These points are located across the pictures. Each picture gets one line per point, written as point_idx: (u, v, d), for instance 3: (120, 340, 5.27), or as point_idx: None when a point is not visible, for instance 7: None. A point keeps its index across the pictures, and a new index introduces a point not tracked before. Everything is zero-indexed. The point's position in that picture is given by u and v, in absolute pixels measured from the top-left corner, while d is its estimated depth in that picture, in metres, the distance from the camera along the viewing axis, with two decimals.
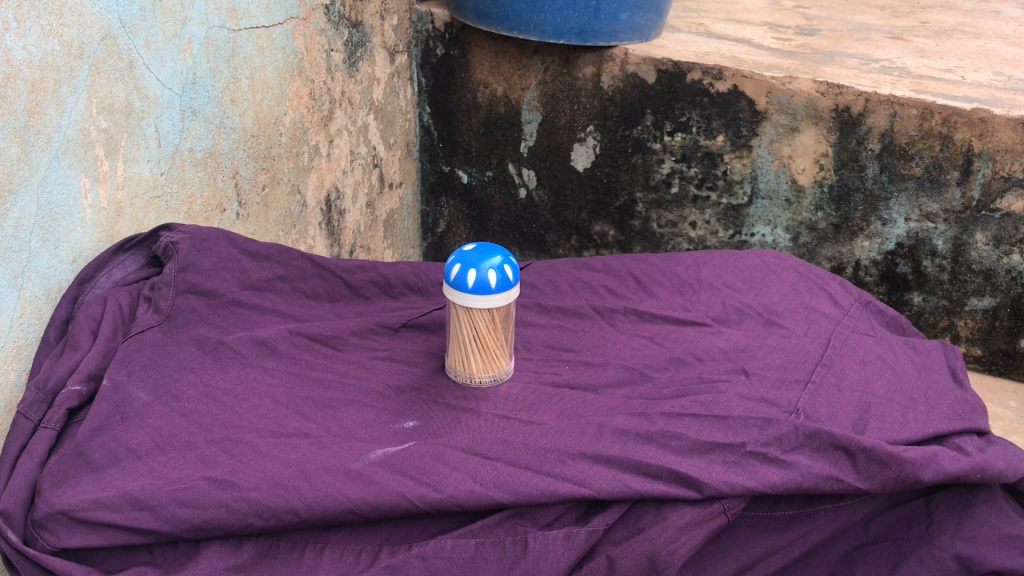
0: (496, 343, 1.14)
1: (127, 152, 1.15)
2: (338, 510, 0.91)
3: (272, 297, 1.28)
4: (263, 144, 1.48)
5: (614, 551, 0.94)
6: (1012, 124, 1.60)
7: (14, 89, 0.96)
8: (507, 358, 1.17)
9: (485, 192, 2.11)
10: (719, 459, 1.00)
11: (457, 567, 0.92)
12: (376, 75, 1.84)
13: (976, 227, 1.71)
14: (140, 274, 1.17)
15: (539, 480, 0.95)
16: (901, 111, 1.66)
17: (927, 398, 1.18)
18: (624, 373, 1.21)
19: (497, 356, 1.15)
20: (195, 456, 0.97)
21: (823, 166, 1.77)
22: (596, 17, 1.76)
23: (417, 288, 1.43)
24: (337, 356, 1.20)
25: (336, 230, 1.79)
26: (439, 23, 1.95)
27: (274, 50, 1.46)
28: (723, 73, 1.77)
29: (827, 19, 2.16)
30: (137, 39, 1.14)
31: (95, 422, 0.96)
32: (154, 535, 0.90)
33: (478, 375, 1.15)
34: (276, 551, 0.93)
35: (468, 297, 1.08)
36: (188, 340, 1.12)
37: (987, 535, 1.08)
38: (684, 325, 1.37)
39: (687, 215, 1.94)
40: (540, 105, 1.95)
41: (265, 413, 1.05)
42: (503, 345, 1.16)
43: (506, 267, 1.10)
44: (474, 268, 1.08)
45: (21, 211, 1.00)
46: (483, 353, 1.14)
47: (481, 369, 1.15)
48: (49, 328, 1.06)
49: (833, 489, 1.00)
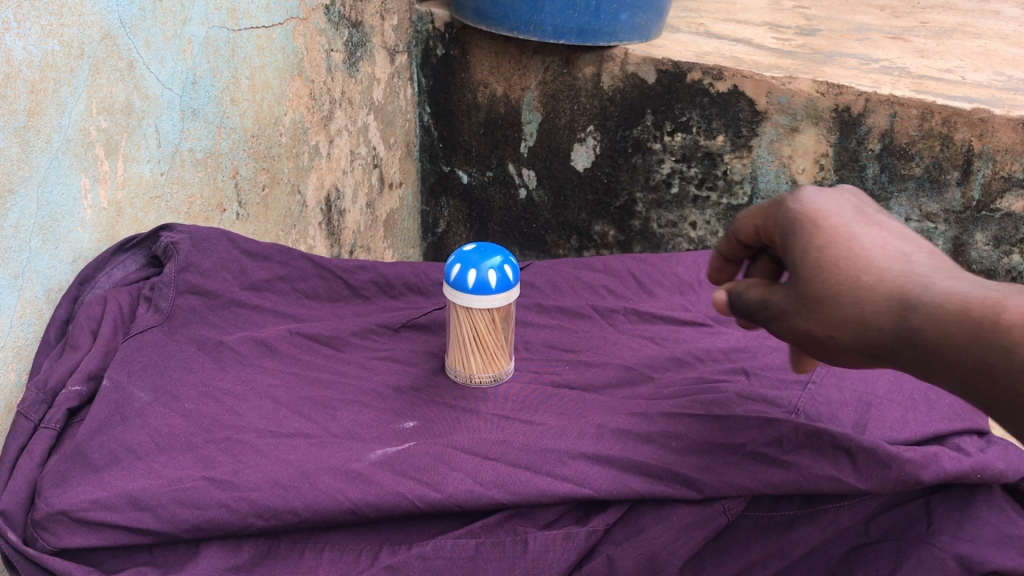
0: (495, 343, 1.14)
1: (127, 152, 1.15)
2: (338, 511, 0.91)
3: (272, 297, 1.28)
4: (263, 144, 1.48)
5: (615, 551, 0.94)
6: (1012, 124, 1.59)
7: (14, 89, 0.96)
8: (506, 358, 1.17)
9: (485, 192, 2.11)
10: (719, 459, 0.99)
11: (457, 567, 0.91)
12: (376, 75, 1.84)
13: (976, 227, 1.71)
14: (140, 274, 1.17)
15: (539, 480, 0.95)
16: (902, 111, 1.66)
17: (928, 399, 1.18)
18: (624, 373, 1.21)
19: (497, 356, 1.15)
20: (195, 456, 0.97)
21: (823, 166, 1.77)
22: (595, 17, 1.76)
23: (417, 288, 1.44)
24: (337, 356, 1.21)
25: (336, 230, 1.79)
26: (439, 23, 1.95)
27: (273, 50, 1.46)
28: (723, 73, 1.77)
29: (827, 19, 2.16)
30: (137, 39, 1.14)
31: (95, 422, 0.96)
32: (154, 535, 0.90)
33: (478, 375, 1.15)
34: (276, 551, 0.93)
35: (469, 298, 1.08)
36: (188, 340, 1.12)
37: (988, 536, 1.08)
38: (684, 325, 1.38)
39: (687, 215, 1.94)
40: (540, 104, 1.94)
41: (265, 413, 1.05)
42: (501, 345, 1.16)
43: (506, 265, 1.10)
44: (474, 268, 1.08)
45: (21, 211, 0.99)
46: (483, 353, 1.14)
47: (479, 369, 1.15)
48: (49, 328, 1.06)
49: (833, 489, 0.99)
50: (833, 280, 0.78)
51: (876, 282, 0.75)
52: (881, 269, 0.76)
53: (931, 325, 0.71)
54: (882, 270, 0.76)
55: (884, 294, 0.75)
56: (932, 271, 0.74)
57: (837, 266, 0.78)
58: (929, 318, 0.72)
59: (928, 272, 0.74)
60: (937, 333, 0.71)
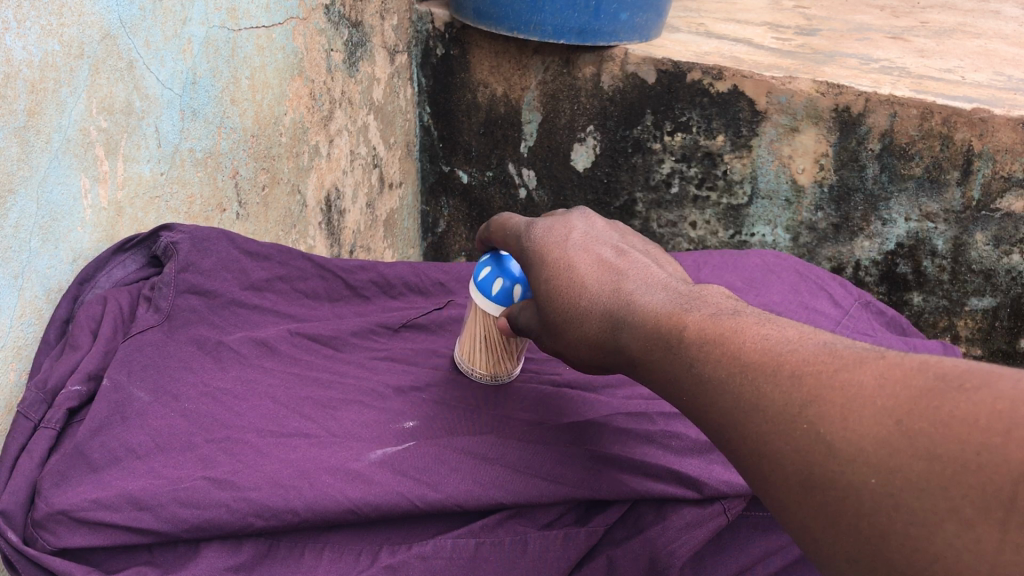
0: (510, 346, 1.13)
1: (127, 152, 1.15)
2: (338, 511, 0.90)
3: (272, 297, 1.28)
4: (262, 144, 1.48)
5: (615, 551, 0.94)
6: (1012, 124, 1.59)
7: (14, 89, 0.96)
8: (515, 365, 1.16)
9: (484, 192, 2.11)
10: (718, 459, 1.01)
11: (457, 567, 0.90)
12: (376, 75, 1.84)
13: (976, 227, 1.71)
14: (140, 274, 1.17)
15: (539, 480, 0.95)
16: (902, 111, 1.66)
17: None
18: (624, 373, 1.21)
19: (502, 360, 1.14)
20: (195, 456, 0.97)
21: (823, 166, 1.77)
22: (596, 16, 1.75)
23: (417, 288, 1.45)
24: (337, 356, 1.21)
25: (336, 230, 1.79)
26: (439, 23, 1.95)
27: (273, 50, 1.46)
28: (723, 73, 1.77)
29: (827, 19, 2.16)
30: (137, 39, 1.14)
31: (95, 422, 0.96)
32: (154, 535, 0.89)
33: (478, 371, 1.16)
34: (276, 551, 0.92)
35: (488, 303, 1.08)
36: (188, 340, 1.12)
37: None
38: None
39: (687, 215, 1.95)
40: (540, 105, 1.94)
41: (265, 413, 1.05)
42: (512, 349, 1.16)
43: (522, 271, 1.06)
44: (497, 278, 1.07)
45: (22, 211, 0.99)
46: (489, 354, 1.14)
47: (484, 367, 1.15)
48: (49, 328, 1.07)
49: None
50: (663, 354, 0.73)
51: (725, 372, 0.67)
52: (730, 357, 0.67)
53: (780, 437, 0.62)
54: (732, 357, 0.67)
55: (716, 383, 0.67)
56: (790, 356, 0.64)
57: (670, 345, 0.73)
58: (765, 419, 0.63)
59: (789, 359, 0.64)
60: (780, 438, 0.62)
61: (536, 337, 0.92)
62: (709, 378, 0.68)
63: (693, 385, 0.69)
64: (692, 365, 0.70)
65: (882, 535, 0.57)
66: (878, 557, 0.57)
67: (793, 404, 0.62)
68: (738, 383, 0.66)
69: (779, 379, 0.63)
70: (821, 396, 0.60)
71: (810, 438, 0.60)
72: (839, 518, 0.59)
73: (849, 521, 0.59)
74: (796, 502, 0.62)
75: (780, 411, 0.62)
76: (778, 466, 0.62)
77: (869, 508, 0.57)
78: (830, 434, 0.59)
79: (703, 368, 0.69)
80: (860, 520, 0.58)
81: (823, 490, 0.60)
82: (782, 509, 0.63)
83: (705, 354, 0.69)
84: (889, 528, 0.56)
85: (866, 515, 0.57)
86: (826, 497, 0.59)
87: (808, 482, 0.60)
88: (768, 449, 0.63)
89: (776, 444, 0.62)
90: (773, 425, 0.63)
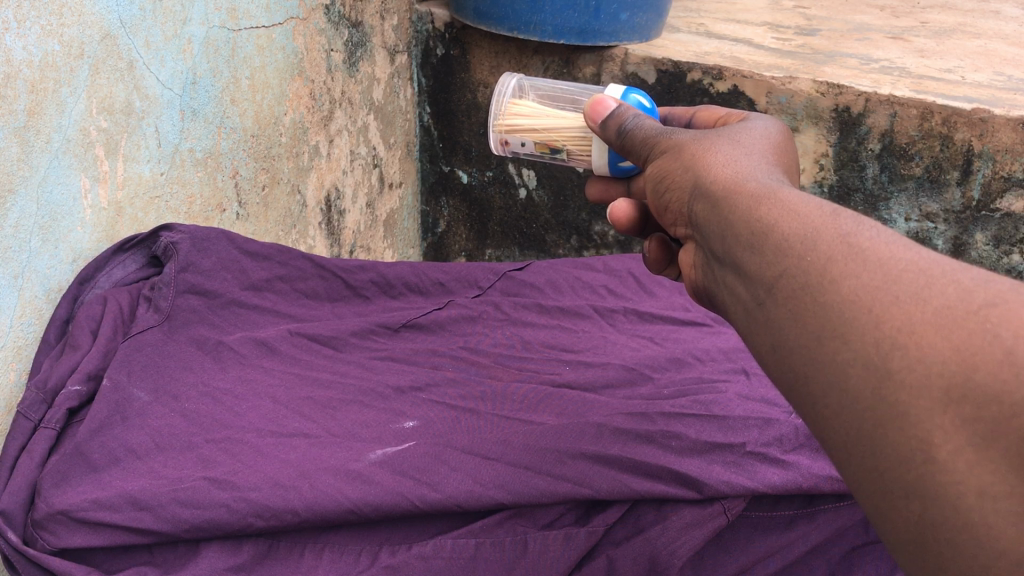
0: (548, 153, 1.12)
1: (127, 152, 1.15)
2: (338, 510, 0.90)
3: (272, 298, 1.29)
4: (263, 144, 1.48)
5: (615, 551, 0.95)
6: (1012, 124, 1.59)
7: (14, 89, 0.96)
8: (514, 131, 1.11)
9: (484, 192, 2.11)
10: (719, 459, 1.01)
11: (457, 567, 0.91)
12: (376, 75, 1.84)
13: (976, 227, 1.71)
14: (139, 274, 1.18)
15: (539, 480, 0.95)
16: (902, 111, 1.66)
17: None
18: (624, 373, 1.22)
19: (530, 144, 1.11)
20: (195, 456, 0.97)
21: (823, 166, 1.77)
22: (596, 17, 1.74)
23: (417, 287, 1.45)
24: (337, 356, 1.21)
25: (336, 230, 1.79)
26: (439, 23, 1.95)
27: (274, 50, 1.46)
28: (723, 73, 1.76)
29: (827, 19, 2.16)
30: (137, 39, 1.14)
31: (95, 422, 0.96)
32: (154, 535, 0.89)
33: (508, 122, 1.11)
34: (276, 551, 0.92)
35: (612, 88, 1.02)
36: (188, 340, 1.12)
37: None
38: (683, 325, 1.47)
39: None
40: None
41: (266, 413, 1.05)
42: (519, 143, 1.12)
43: (628, 100, 1.02)
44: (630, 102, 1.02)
45: (21, 211, 0.99)
46: (533, 134, 1.09)
47: (518, 131, 1.11)
48: (49, 328, 1.06)
49: (833, 489, 1.00)
50: (797, 230, 0.59)
51: (878, 270, 0.53)
52: (895, 259, 0.53)
53: (918, 355, 0.49)
54: (894, 257, 0.53)
55: (869, 258, 0.54)
56: (984, 278, 0.50)
57: (805, 224, 0.59)
58: (902, 328, 0.50)
59: (982, 278, 0.50)
60: (915, 355, 0.49)
61: (660, 188, 0.80)
62: (855, 270, 0.54)
63: (824, 269, 0.55)
64: (834, 245, 0.56)
65: (975, 505, 0.47)
66: (946, 516, 0.49)
67: (970, 330, 0.48)
68: (893, 287, 0.52)
69: (955, 296, 0.49)
70: (1009, 326, 0.46)
71: (965, 370, 0.47)
72: (926, 464, 0.49)
73: (933, 473, 0.49)
74: (876, 427, 0.51)
75: (937, 330, 0.49)
76: (884, 380, 0.50)
77: (988, 469, 0.47)
78: (1000, 372, 0.46)
79: (854, 259, 0.54)
80: (958, 477, 0.48)
81: (934, 429, 0.48)
82: (884, 420, 0.51)
83: (865, 249, 0.55)
84: (990, 500, 0.47)
85: (974, 473, 0.47)
86: (931, 438, 0.48)
87: (919, 412, 0.49)
88: (892, 360, 0.50)
89: (903, 357, 0.50)
90: (919, 341, 0.49)
